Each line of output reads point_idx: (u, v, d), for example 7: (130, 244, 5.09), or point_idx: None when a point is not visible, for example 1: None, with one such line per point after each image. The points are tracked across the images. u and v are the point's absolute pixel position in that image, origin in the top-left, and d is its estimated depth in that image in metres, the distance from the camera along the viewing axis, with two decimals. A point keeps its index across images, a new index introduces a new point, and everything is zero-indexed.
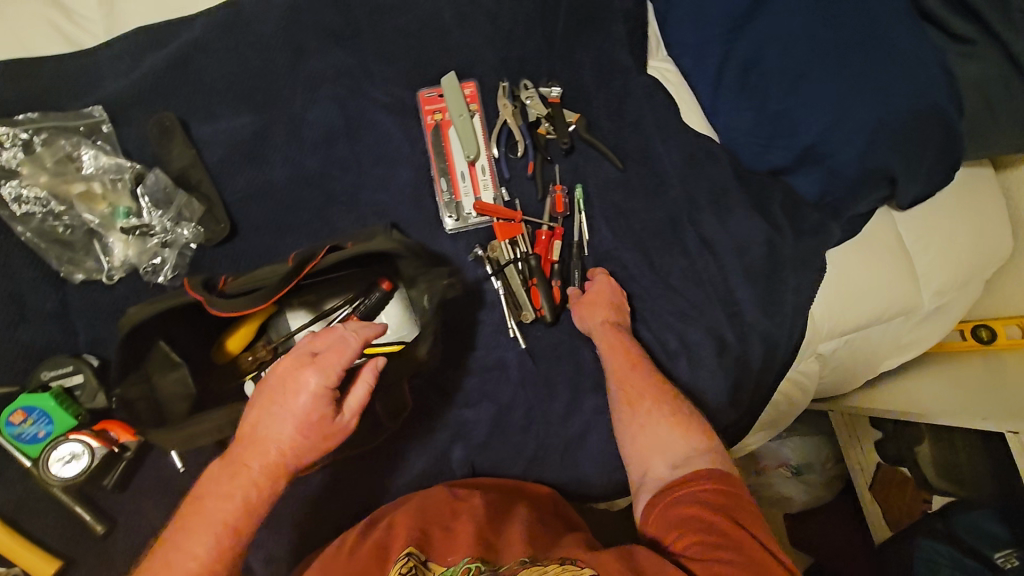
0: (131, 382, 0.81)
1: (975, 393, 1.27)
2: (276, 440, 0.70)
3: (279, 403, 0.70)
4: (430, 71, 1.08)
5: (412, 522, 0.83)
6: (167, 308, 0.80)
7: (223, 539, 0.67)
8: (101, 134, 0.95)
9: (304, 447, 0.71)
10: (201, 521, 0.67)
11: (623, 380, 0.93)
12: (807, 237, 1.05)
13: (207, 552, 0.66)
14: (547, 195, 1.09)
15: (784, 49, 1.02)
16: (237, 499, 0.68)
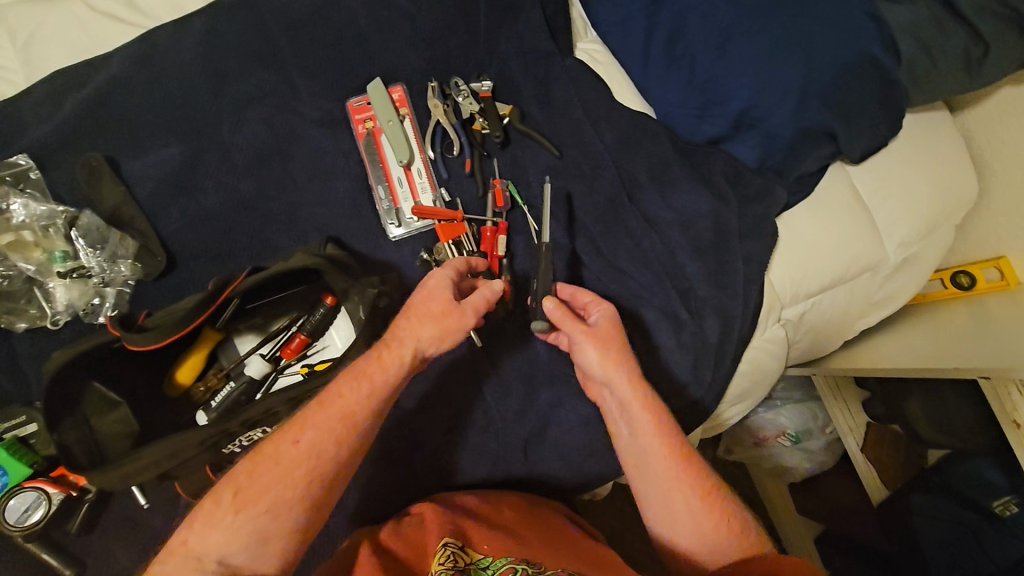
0: (70, 426, 0.81)
1: (958, 342, 1.23)
2: (417, 320, 0.83)
3: (428, 297, 0.84)
4: (355, 80, 1.07)
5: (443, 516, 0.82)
6: (93, 347, 0.80)
7: (361, 402, 0.79)
8: (29, 181, 0.95)
9: (436, 322, 0.83)
10: (351, 378, 0.80)
11: (626, 412, 0.84)
12: (753, 204, 1.02)
13: (345, 410, 0.78)
14: (487, 191, 1.08)
15: (705, 16, 1.01)
16: (374, 370, 0.80)
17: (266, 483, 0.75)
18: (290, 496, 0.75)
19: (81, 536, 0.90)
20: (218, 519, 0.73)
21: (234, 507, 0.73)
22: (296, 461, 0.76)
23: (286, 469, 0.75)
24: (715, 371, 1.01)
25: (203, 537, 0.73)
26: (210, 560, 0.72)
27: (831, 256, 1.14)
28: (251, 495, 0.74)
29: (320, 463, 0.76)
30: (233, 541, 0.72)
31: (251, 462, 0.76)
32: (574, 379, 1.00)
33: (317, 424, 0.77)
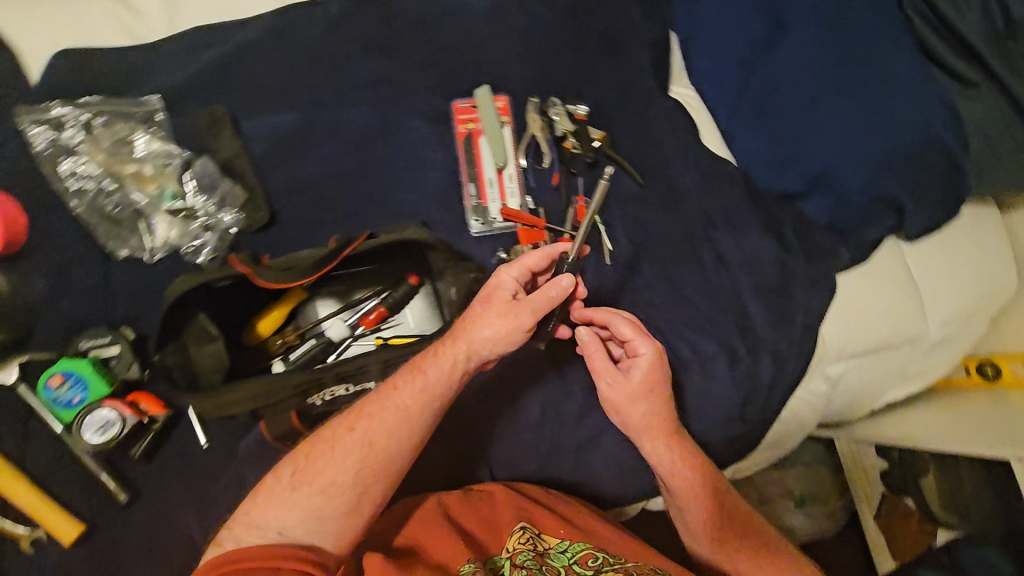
0: (172, 349, 0.83)
1: (976, 419, 1.32)
2: (476, 323, 0.84)
3: (491, 297, 0.85)
4: (465, 83, 1.14)
5: (513, 501, 0.93)
6: (212, 279, 0.81)
7: (420, 394, 0.81)
8: (155, 121, 1.00)
9: (502, 329, 0.83)
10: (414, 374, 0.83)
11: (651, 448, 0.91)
12: (816, 260, 1.09)
13: (405, 400, 0.81)
14: (570, 206, 1.14)
15: (798, 81, 1.09)
16: (434, 364, 0.83)
17: (328, 462, 0.78)
18: (347, 478, 0.78)
19: (141, 462, 0.93)
20: (280, 493, 0.77)
21: (292, 483, 0.77)
22: (356, 444, 0.79)
23: (346, 451, 0.79)
24: (760, 409, 1.06)
25: (263, 510, 0.76)
26: (270, 529, 0.75)
27: (879, 324, 1.20)
28: (312, 472, 0.78)
29: (379, 450, 0.79)
30: (292, 514, 0.75)
31: (316, 442, 0.80)
32: None
33: (378, 414, 0.80)
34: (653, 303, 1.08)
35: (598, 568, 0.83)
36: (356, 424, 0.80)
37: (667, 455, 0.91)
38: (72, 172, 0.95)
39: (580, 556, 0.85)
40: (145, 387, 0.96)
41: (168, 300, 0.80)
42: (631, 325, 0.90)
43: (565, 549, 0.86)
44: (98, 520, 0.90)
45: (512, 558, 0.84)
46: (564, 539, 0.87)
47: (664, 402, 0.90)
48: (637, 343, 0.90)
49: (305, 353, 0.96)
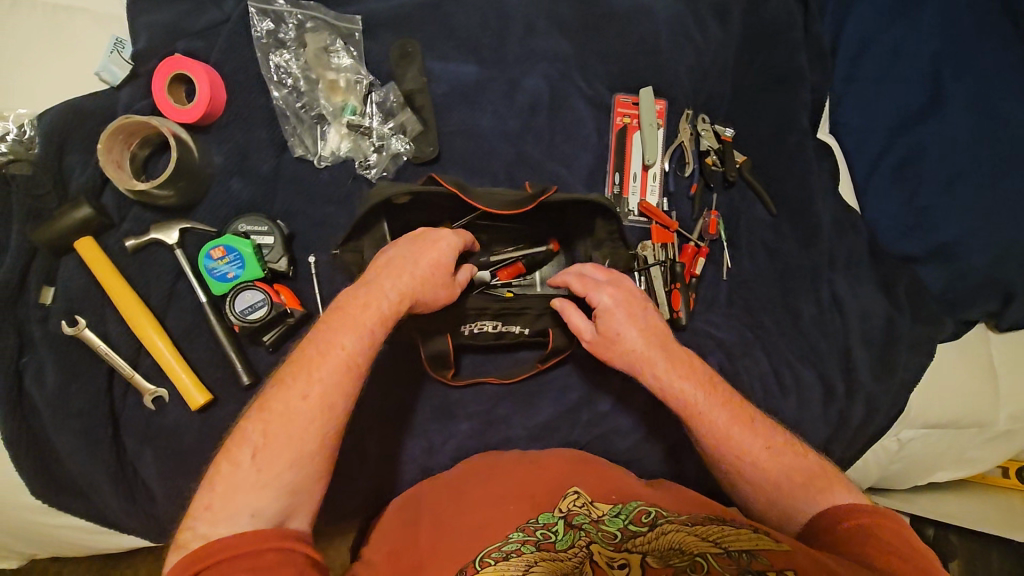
0: (351, 247, 0.87)
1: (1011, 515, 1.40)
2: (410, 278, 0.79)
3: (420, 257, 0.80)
4: (633, 80, 1.20)
5: (568, 470, 0.85)
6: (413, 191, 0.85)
7: (363, 343, 0.75)
8: (352, 39, 1.05)
9: (433, 284, 0.81)
10: (346, 325, 0.75)
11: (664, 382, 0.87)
12: (923, 324, 1.14)
13: (351, 351, 0.74)
14: (700, 217, 1.19)
15: (943, 155, 1.15)
16: (373, 317, 0.76)
17: (284, 431, 0.69)
18: (308, 442, 0.70)
19: (269, 350, 0.95)
20: (240, 472, 0.67)
21: (257, 464, 0.67)
22: (312, 408, 0.71)
23: (302, 413, 0.71)
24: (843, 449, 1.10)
25: (229, 500, 0.65)
26: (242, 515, 0.65)
27: (956, 400, 1.26)
28: (271, 444, 0.68)
29: (333, 409, 0.72)
30: (262, 493, 0.66)
31: (267, 412, 0.71)
32: None
33: (318, 368, 0.73)
34: (763, 324, 1.13)
35: (653, 522, 0.73)
36: (305, 385, 0.72)
37: (675, 383, 0.87)
38: (275, 64, 1.00)
39: (633, 515, 0.75)
40: (285, 282, 0.98)
41: (369, 203, 0.83)
42: (580, 279, 0.91)
43: (619, 512, 0.76)
44: (221, 395, 0.91)
45: (567, 517, 0.75)
46: (616, 502, 0.78)
47: (639, 341, 0.88)
48: (594, 297, 0.89)
49: None
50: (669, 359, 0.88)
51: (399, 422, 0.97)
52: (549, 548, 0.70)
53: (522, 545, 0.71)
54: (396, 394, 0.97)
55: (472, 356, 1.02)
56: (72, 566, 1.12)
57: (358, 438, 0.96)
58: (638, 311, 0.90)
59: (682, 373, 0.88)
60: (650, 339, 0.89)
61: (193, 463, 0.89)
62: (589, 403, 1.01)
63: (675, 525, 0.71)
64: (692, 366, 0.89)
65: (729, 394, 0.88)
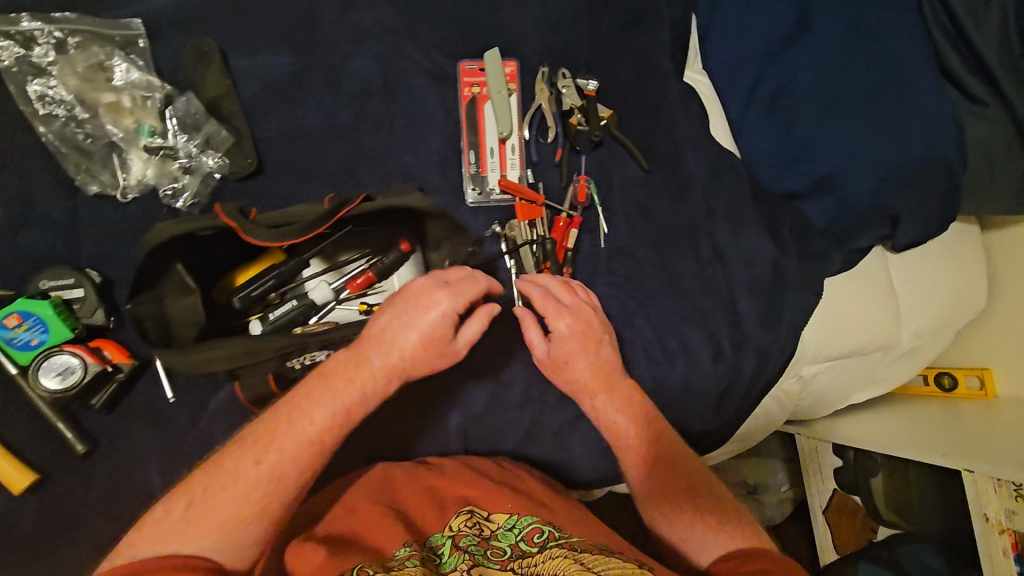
0: (144, 299, 0.76)
1: (929, 427, 1.36)
2: (402, 340, 0.77)
3: (416, 302, 0.79)
4: (474, 43, 1.09)
5: (461, 480, 0.84)
6: (190, 230, 0.75)
7: (335, 415, 0.73)
8: (136, 48, 0.92)
9: (425, 358, 0.79)
10: (327, 393, 0.74)
11: (620, 403, 0.91)
12: (811, 261, 1.09)
13: (319, 422, 0.72)
14: (569, 184, 1.11)
15: (818, 77, 1.06)
16: (382, 381, 0.76)
17: (230, 494, 0.67)
18: (247, 508, 0.67)
19: (103, 412, 0.88)
20: (174, 517, 0.65)
21: (186, 518, 0.65)
22: (259, 480, 0.68)
23: (250, 484, 0.68)
24: (737, 405, 1.07)
25: (158, 537, 0.64)
26: (166, 549, 0.63)
27: (857, 328, 1.24)
28: (210, 503, 0.66)
29: (283, 486, 0.69)
30: (189, 541, 0.64)
31: (226, 465, 0.69)
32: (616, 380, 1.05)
33: (285, 441, 0.70)
34: (644, 291, 1.08)
35: (543, 544, 0.71)
36: (264, 455, 0.69)
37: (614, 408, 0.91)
38: (40, 95, 0.88)
39: (526, 532, 0.74)
40: (109, 334, 0.90)
41: (151, 247, 0.74)
42: (542, 297, 0.91)
43: (512, 524, 0.75)
44: (51, 470, 0.85)
45: (455, 538, 0.75)
46: (511, 513, 0.77)
47: (583, 370, 0.91)
48: (553, 321, 0.91)
49: (286, 313, 0.93)
50: (610, 395, 0.91)
51: None
52: (433, 566, 0.70)
53: (408, 559, 0.68)
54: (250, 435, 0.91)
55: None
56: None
57: None
58: (593, 342, 0.92)
59: (619, 403, 0.91)
60: (596, 368, 0.91)
61: (40, 545, 0.84)
62: (460, 406, 0.99)
63: (561, 548, 0.69)
64: (632, 397, 0.92)
65: (672, 442, 0.89)
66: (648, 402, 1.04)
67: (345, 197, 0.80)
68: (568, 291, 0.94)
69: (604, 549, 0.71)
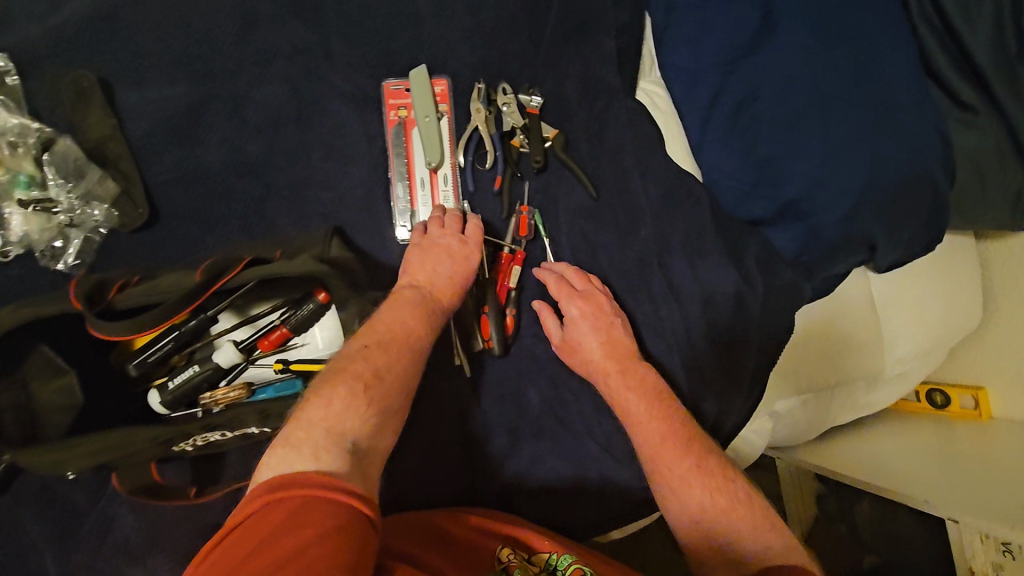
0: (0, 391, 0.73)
1: (921, 454, 1.24)
2: (450, 278, 0.85)
3: (460, 245, 0.87)
4: (398, 61, 0.97)
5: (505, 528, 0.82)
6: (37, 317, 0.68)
7: (427, 327, 0.79)
8: (3, 86, 0.82)
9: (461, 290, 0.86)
10: (415, 306, 0.79)
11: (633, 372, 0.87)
12: (779, 295, 0.99)
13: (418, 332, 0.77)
14: (512, 216, 1.00)
15: (782, 90, 0.94)
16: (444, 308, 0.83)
17: (387, 386, 0.70)
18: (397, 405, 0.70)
19: None
20: (355, 405, 0.66)
21: (366, 398, 0.67)
22: (400, 370, 0.72)
23: (398, 379, 0.72)
24: None
25: (341, 417, 0.64)
26: (345, 440, 0.62)
27: (834, 357, 1.14)
28: (377, 392, 0.68)
29: (408, 382, 0.73)
30: (368, 425, 0.66)
31: (367, 361, 0.71)
32: (561, 435, 0.97)
33: (410, 339, 0.76)
34: None
35: None
36: (399, 356, 0.73)
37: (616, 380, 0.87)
38: None
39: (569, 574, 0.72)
40: None
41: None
42: (555, 282, 0.94)
43: (556, 567, 0.74)
44: None
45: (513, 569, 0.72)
46: (554, 554, 0.75)
47: (593, 344, 0.90)
48: (565, 305, 0.92)
49: (186, 380, 0.82)
50: (623, 373, 0.87)
51: None
52: None
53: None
54: (148, 517, 0.82)
55: (237, 452, 0.82)
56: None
57: None
58: (605, 323, 0.91)
59: (633, 381, 0.85)
60: (607, 346, 0.89)
61: None
62: None
63: None
64: (645, 378, 0.86)
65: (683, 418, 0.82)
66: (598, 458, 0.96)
67: (219, 263, 0.72)
68: (572, 268, 0.96)
69: None
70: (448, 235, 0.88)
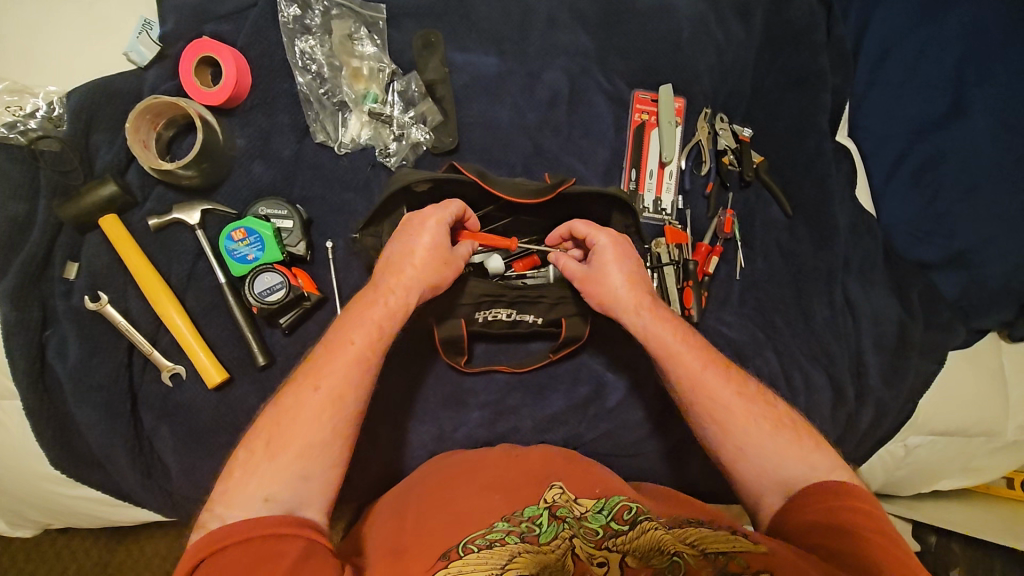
0: (371, 232, 0.90)
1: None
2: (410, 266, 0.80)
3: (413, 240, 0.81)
4: (653, 77, 1.20)
5: (552, 467, 0.84)
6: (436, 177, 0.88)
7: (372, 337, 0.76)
8: (377, 28, 1.06)
9: (434, 277, 0.82)
10: (355, 317, 0.78)
11: (662, 335, 0.86)
12: (934, 330, 1.14)
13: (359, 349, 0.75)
14: (715, 216, 1.19)
15: (962, 162, 1.14)
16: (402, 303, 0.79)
17: (299, 430, 0.70)
18: (319, 440, 0.70)
19: (285, 333, 0.97)
20: (253, 464, 0.67)
21: (270, 453, 0.68)
22: (321, 401, 0.72)
23: (315, 415, 0.71)
24: (851, 452, 1.11)
25: (245, 484, 0.66)
26: (257, 501, 0.65)
27: (968, 409, 1.26)
28: (281, 441, 0.69)
29: (344, 402, 0.73)
30: (284, 473, 0.67)
31: (282, 407, 0.71)
32: None
33: (337, 363, 0.74)
34: (775, 324, 1.14)
35: (634, 519, 0.73)
36: (342, 371, 0.74)
37: (653, 323, 0.87)
38: (297, 50, 1.01)
39: (615, 512, 0.74)
40: (303, 265, 1.00)
41: (389, 190, 0.87)
42: (585, 223, 0.91)
43: (601, 507, 0.75)
44: (234, 374, 0.93)
45: (550, 509, 0.75)
46: (599, 497, 0.77)
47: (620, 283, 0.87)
48: (594, 237, 0.89)
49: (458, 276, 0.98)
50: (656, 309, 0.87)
51: (412, 409, 0.99)
52: (532, 540, 0.70)
53: (507, 535, 0.70)
54: (409, 380, 0.99)
55: (508, 345, 1.04)
56: (62, 542, 1.18)
57: (373, 423, 0.98)
58: (631, 256, 0.90)
59: (664, 324, 0.87)
60: (634, 282, 0.89)
61: (211, 442, 0.91)
62: (597, 398, 1.02)
63: (655, 527, 0.71)
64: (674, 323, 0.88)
65: (728, 393, 0.82)
66: None
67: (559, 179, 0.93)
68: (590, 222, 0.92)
69: (695, 523, 0.74)
70: (419, 218, 0.83)
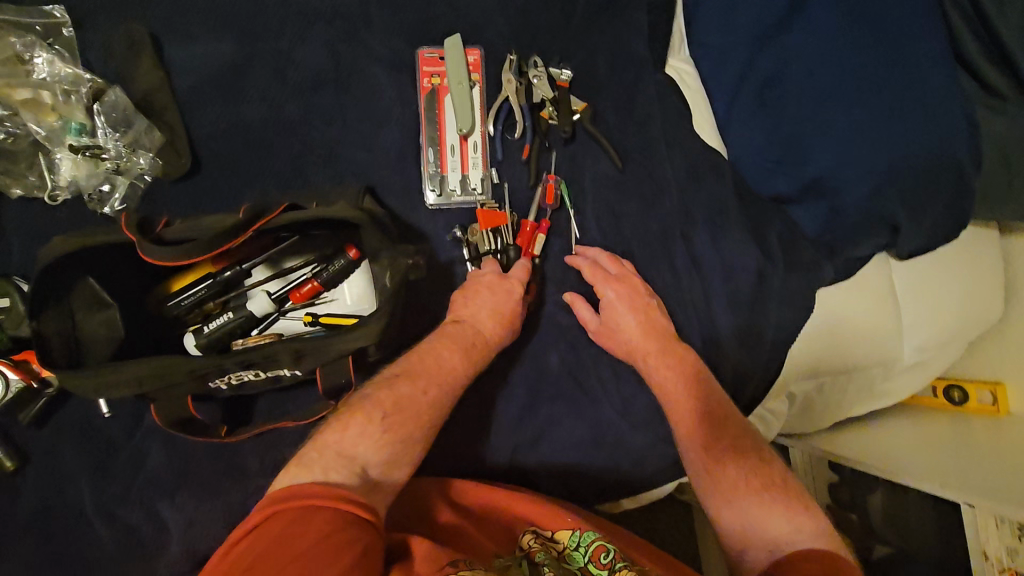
0: (49, 317, 0.75)
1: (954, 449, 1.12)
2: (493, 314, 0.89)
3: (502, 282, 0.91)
4: (433, 30, 1.00)
5: (528, 506, 0.81)
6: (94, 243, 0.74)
7: (463, 365, 0.82)
8: (60, 37, 0.87)
9: (503, 331, 0.89)
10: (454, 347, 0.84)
11: (664, 363, 0.88)
12: (800, 272, 0.97)
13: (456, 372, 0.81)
14: (538, 184, 1.01)
15: (809, 70, 0.92)
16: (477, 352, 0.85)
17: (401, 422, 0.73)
18: (415, 437, 0.73)
19: (32, 426, 0.85)
20: (371, 431, 0.70)
21: (385, 425, 0.72)
22: (422, 413, 0.75)
23: (414, 418, 0.74)
24: None
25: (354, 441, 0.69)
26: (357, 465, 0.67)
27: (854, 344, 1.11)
28: (399, 420, 0.73)
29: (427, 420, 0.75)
30: (379, 452, 0.70)
31: (391, 389, 0.75)
32: (579, 400, 0.97)
33: (434, 375, 0.79)
34: None
35: (610, 566, 0.70)
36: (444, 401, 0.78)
37: (664, 362, 0.88)
38: None
39: (594, 551, 0.72)
40: None
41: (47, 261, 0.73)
42: (588, 268, 0.96)
43: (579, 543, 0.74)
44: None
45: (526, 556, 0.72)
46: (575, 529, 0.75)
47: (632, 324, 0.92)
48: (600, 289, 0.95)
49: (221, 326, 0.86)
50: (660, 351, 0.89)
51: (194, 487, 0.85)
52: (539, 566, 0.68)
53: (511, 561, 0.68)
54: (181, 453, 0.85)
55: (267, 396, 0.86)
56: None
57: (151, 512, 0.84)
58: (640, 304, 0.93)
59: (671, 362, 0.88)
60: (646, 327, 0.91)
61: None
62: None
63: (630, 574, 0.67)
64: (683, 356, 0.89)
65: (725, 403, 0.84)
66: (613, 425, 0.97)
67: (262, 206, 0.75)
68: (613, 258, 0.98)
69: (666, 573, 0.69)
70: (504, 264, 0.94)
